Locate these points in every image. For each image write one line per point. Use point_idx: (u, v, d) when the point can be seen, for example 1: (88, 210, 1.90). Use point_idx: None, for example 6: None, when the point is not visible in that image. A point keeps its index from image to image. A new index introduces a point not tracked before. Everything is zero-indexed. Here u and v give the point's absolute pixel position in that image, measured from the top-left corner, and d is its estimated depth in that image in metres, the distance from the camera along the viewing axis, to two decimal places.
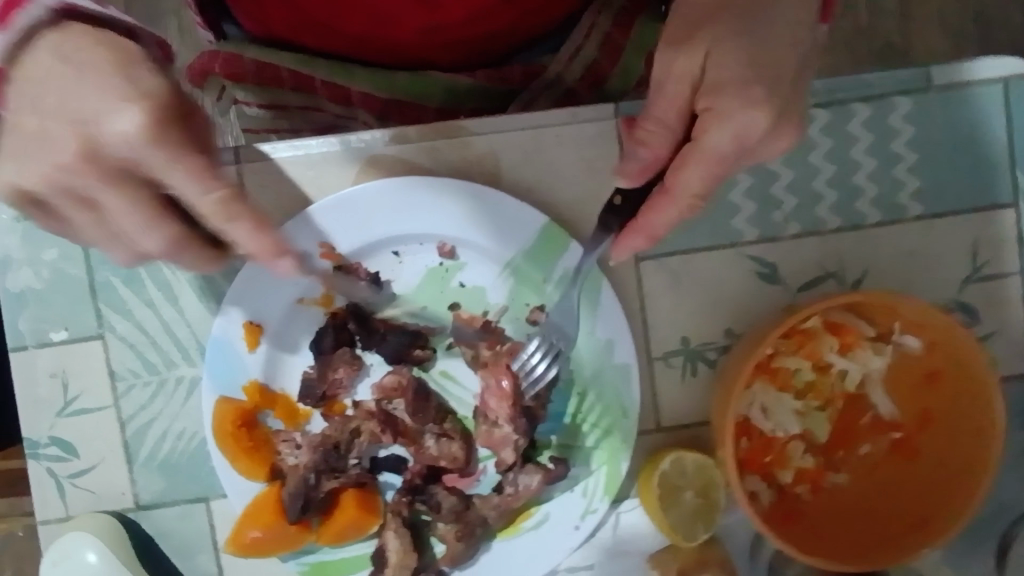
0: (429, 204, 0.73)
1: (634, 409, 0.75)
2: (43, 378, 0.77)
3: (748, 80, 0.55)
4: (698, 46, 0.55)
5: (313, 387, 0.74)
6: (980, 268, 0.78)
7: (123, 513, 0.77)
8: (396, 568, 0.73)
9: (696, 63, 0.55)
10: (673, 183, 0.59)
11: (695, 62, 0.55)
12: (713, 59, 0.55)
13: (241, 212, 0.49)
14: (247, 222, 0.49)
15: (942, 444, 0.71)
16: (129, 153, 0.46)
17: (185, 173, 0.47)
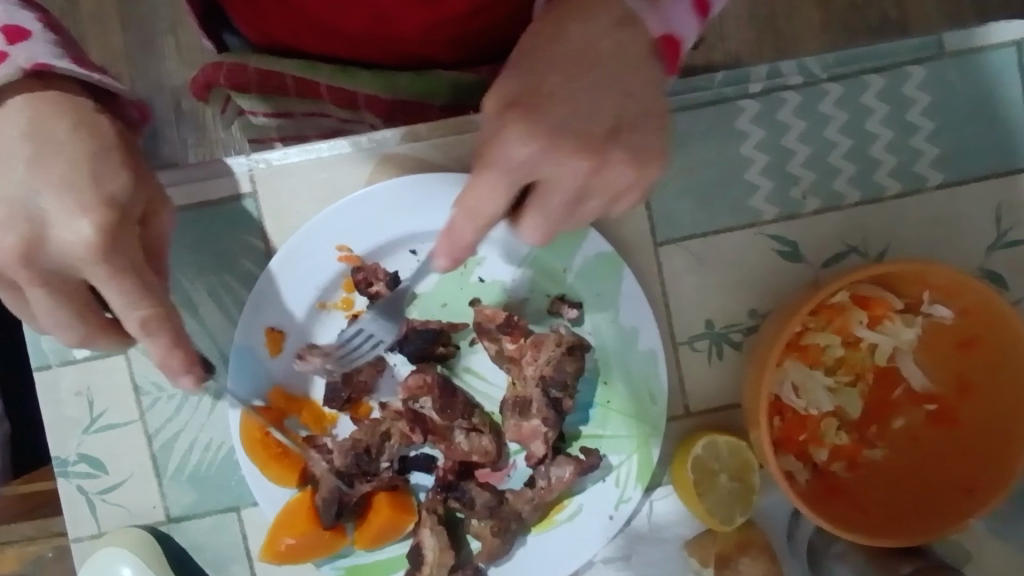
0: (444, 200, 0.73)
1: (663, 396, 0.74)
2: (68, 397, 0.76)
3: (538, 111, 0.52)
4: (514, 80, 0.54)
5: (338, 390, 0.73)
6: (1005, 233, 0.77)
7: (155, 526, 0.77)
8: (434, 566, 0.72)
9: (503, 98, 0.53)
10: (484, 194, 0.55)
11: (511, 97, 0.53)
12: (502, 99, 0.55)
13: (164, 327, 0.53)
14: (166, 336, 0.54)
15: (982, 412, 0.69)
16: (75, 258, 0.49)
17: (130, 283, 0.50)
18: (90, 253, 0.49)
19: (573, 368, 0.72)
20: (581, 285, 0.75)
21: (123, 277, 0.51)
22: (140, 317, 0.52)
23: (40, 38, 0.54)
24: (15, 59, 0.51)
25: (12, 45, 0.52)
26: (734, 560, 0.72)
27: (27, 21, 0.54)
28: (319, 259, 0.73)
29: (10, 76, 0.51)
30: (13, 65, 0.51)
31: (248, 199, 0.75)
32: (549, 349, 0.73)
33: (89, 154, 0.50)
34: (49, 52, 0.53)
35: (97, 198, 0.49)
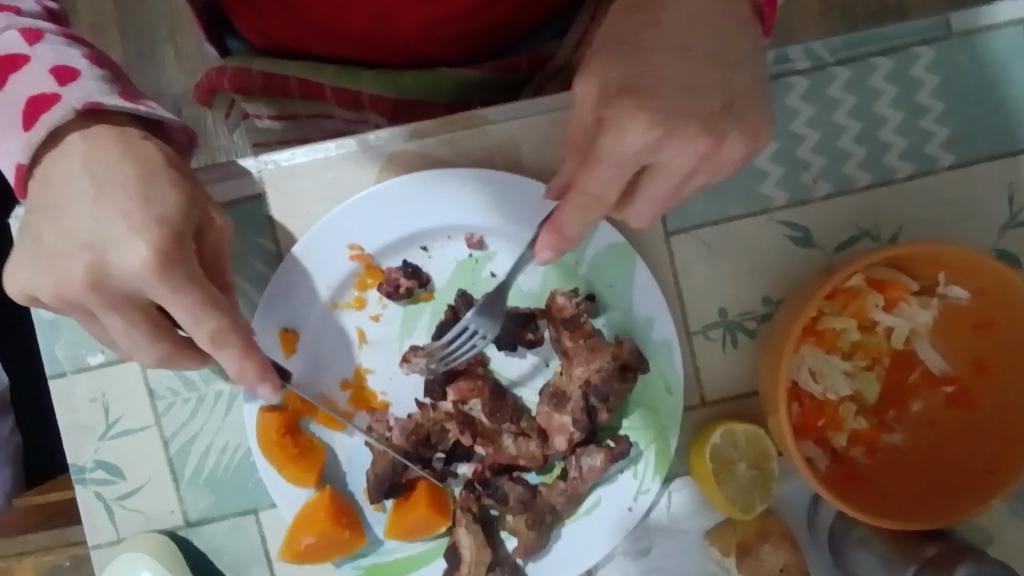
0: (454, 196, 0.72)
1: (679, 385, 0.74)
2: (83, 404, 0.76)
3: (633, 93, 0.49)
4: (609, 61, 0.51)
5: (439, 383, 0.74)
6: (1019, 213, 0.76)
7: (173, 531, 0.77)
8: (471, 565, 0.72)
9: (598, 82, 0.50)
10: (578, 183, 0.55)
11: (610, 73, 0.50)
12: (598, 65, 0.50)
13: (233, 338, 0.57)
14: (236, 347, 0.58)
15: (1001, 392, 0.69)
16: (134, 279, 0.52)
17: (187, 306, 0.54)
18: (149, 272, 0.52)
19: (619, 385, 0.72)
20: (596, 277, 0.74)
21: (187, 292, 0.54)
22: (211, 330, 0.56)
23: (88, 75, 0.59)
24: (68, 99, 0.57)
25: (64, 85, 0.58)
26: (755, 547, 0.72)
27: (74, 58, 0.60)
28: (332, 256, 0.73)
29: (65, 115, 0.56)
30: (67, 106, 0.56)
31: (258, 200, 0.75)
32: (601, 359, 0.71)
33: (140, 178, 0.55)
34: (100, 89, 0.59)
35: (149, 218, 0.53)
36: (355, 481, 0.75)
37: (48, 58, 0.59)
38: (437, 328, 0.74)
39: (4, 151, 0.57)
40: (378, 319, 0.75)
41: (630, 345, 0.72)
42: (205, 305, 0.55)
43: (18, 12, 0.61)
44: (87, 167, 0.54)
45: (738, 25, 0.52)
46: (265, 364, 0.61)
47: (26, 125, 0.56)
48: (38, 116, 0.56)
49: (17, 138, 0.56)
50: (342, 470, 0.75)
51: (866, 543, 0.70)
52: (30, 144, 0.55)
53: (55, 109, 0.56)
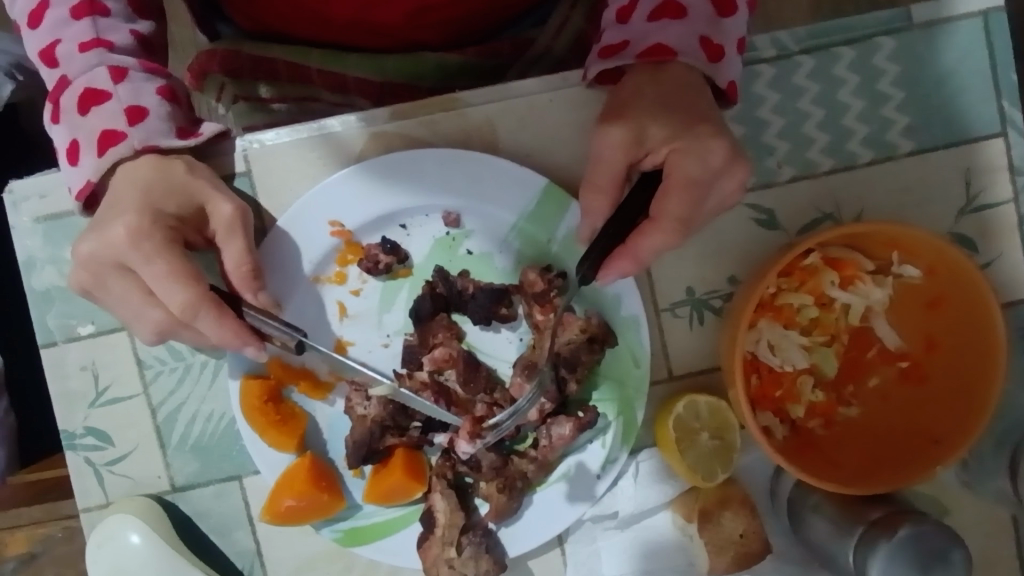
0: (431, 175, 0.75)
1: (645, 358, 0.77)
2: (74, 372, 0.79)
3: (685, 129, 0.64)
4: (633, 118, 0.65)
5: (415, 353, 0.77)
6: (976, 198, 0.80)
7: (160, 495, 0.81)
8: (445, 527, 0.76)
9: (630, 130, 0.65)
10: (657, 210, 0.64)
11: (638, 126, 0.65)
12: (640, 122, 0.65)
13: (198, 312, 0.65)
14: (206, 315, 0.66)
15: (950, 366, 0.72)
16: (120, 251, 0.66)
17: (157, 275, 0.65)
18: (126, 243, 0.65)
19: (588, 356, 0.75)
20: (568, 255, 0.77)
21: (157, 262, 0.66)
22: (181, 302, 0.65)
23: (155, 115, 0.70)
24: (131, 140, 0.68)
25: (132, 126, 0.69)
26: (715, 514, 0.77)
27: (146, 97, 0.70)
28: (312, 231, 0.76)
29: (126, 153, 0.68)
30: (129, 145, 0.68)
31: (241, 177, 0.78)
32: (571, 331, 0.75)
33: (163, 184, 0.68)
34: (160, 131, 0.70)
35: (136, 205, 0.66)
36: (336, 449, 0.79)
37: (125, 97, 0.69)
38: (414, 302, 0.77)
39: (76, 165, 0.70)
40: (358, 294, 0.78)
41: (598, 320, 0.75)
42: (174, 279, 0.65)
43: (110, 45, 0.70)
44: (123, 175, 0.68)
45: (700, 78, 0.66)
46: (241, 328, 0.67)
47: (97, 153, 0.68)
48: (107, 149, 0.68)
49: (89, 159, 0.69)
50: (324, 438, 0.79)
51: (818, 509, 0.73)
52: (97, 169, 0.69)
53: (119, 146, 0.68)
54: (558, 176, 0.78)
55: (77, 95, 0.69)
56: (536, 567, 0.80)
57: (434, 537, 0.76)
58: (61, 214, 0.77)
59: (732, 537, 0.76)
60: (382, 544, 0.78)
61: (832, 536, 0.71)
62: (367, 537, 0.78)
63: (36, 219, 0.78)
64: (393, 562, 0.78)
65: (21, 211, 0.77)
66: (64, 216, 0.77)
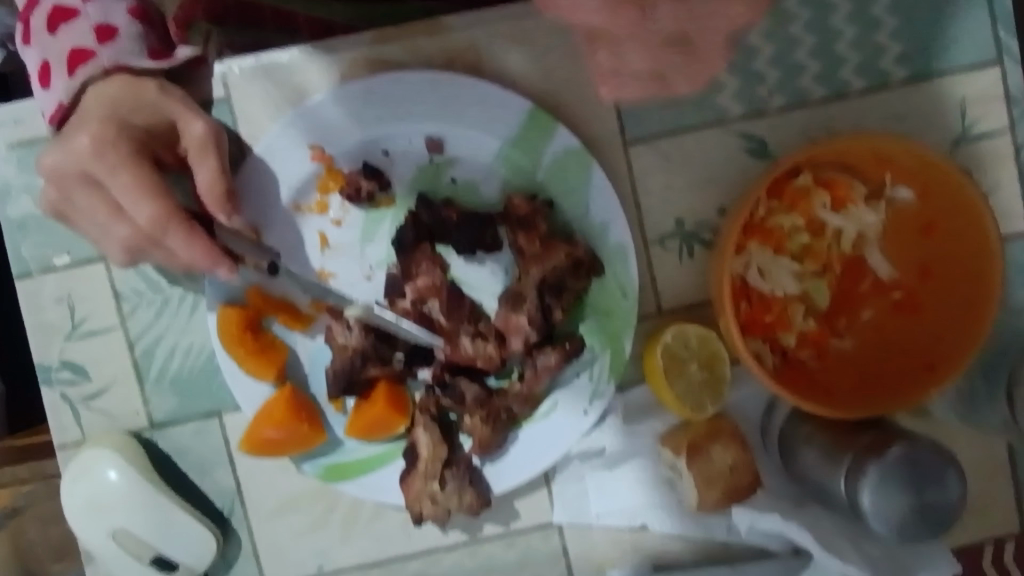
0: (415, 98, 0.74)
1: (633, 289, 0.75)
2: (50, 304, 0.78)
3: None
4: None
5: (399, 284, 0.76)
6: (971, 128, 0.78)
7: (139, 432, 0.79)
8: (428, 461, 0.74)
9: None
10: None
11: None
12: None
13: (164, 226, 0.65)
14: (178, 232, 0.65)
15: (944, 293, 0.71)
16: (89, 162, 0.65)
17: (125, 189, 0.65)
18: (88, 153, 0.65)
19: (574, 281, 0.74)
20: (554, 182, 0.75)
21: (124, 175, 0.66)
22: (150, 217, 0.65)
23: (125, 35, 0.68)
24: (101, 59, 0.67)
25: (102, 44, 0.67)
26: (705, 447, 0.73)
27: (116, 16, 0.68)
28: (292, 156, 0.74)
29: (95, 73, 0.67)
30: (98, 65, 0.67)
31: (221, 104, 0.77)
32: (556, 259, 0.73)
33: (132, 100, 0.67)
34: (132, 51, 0.69)
35: (103, 120, 0.66)
36: (317, 384, 0.77)
37: (94, 15, 0.67)
38: (397, 231, 0.76)
39: (47, 88, 0.68)
40: (340, 225, 0.77)
41: (584, 246, 0.74)
42: (142, 195, 0.65)
43: None
44: (94, 93, 0.67)
45: None
46: (212, 249, 0.66)
47: (68, 73, 0.67)
48: (77, 69, 0.67)
49: (59, 81, 0.67)
50: (305, 371, 0.77)
51: (809, 439, 0.71)
52: (69, 91, 0.67)
53: (89, 66, 0.67)
54: (544, 105, 0.77)
55: (46, 15, 0.67)
56: (523, 508, 0.79)
57: (417, 471, 0.75)
58: (36, 140, 0.76)
59: (722, 470, 0.73)
60: (365, 480, 0.76)
61: (822, 466, 0.68)
62: (349, 473, 0.76)
63: (10, 147, 0.76)
64: (378, 499, 0.76)
65: None
66: (39, 143, 0.76)
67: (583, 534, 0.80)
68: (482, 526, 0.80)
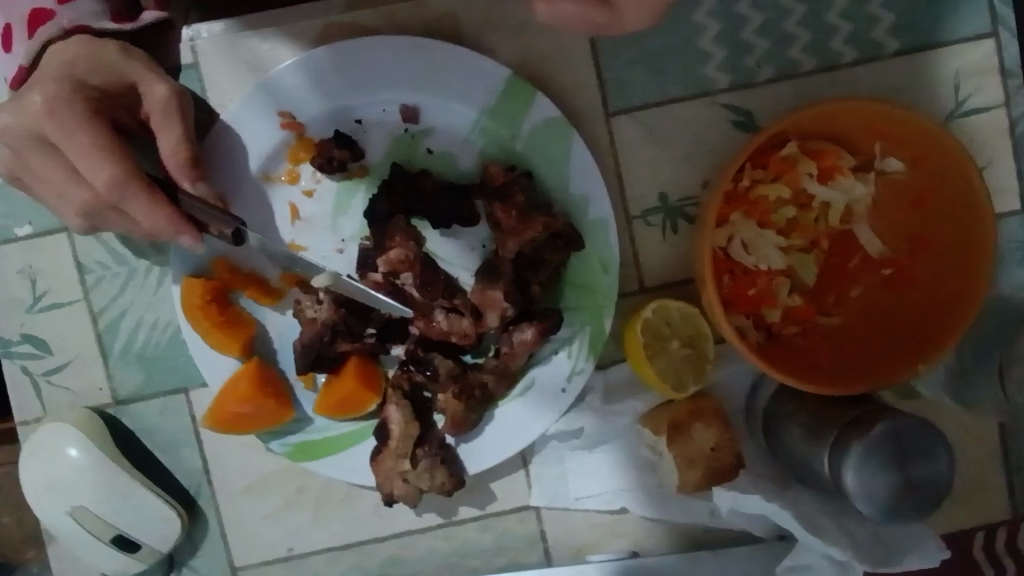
0: (388, 64, 0.71)
1: (615, 264, 0.72)
2: (11, 276, 0.75)
3: None
4: None
5: (371, 257, 0.73)
6: (965, 101, 0.76)
7: (103, 408, 0.77)
8: (400, 440, 0.72)
9: None
10: None
11: None
12: None
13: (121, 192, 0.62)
14: (139, 192, 0.61)
15: (934, 269, 0.68)
16: (45, 123, 0.63)
17: (81, 153, 0.62)
18: (43, 112, 0.62)
19: (551, 254, 0.71)
20: (532, 153, 0.73)
21: (81, 136, 0.63)
22: (107, 178, 0.61)
23: None
24: (61, 19, 0.64)
25: (61, 4, 0.64)
26: (686, 425, 0.71)
27: None
28: (261, 124, 0.72)
29: (55, 34, 0.64)
30: (58, 26, 0.64)
31: (190, 70, 0.74)
32: (534, 232, 0.70)
33: (90, 60, 0.64)
34: (93, 12, 0.66)
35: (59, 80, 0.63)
36: (287, 360, 0.74)
37: None
38: (369, 203, 0.73)
39: (9, 52, 0.66)
40: (312, 196, 0.74)
41: (563, 218, 0.71)
42: (100, 154, 0.62)
43: None
44: (52, 54, 0.64)
45: None
46: (175, 216, 0.62)
47: (27, 35, 0.64)
48: (36, 31, 0.64)
49: (20, 43, 0.65)
50: (274, 347, 0.74)
51: (793, 418, 0.69)
52: (28, 54, 0.65)
53: (48, 27, 0.64)
54: (524, 73, 0.75)
55: None
56: (500, 489, 0.77)
57: (388, 450, 0.72)
58: None
59: (703, 450, 0.71)
60: (335, 459, 0.74)
61: (805, 444, 0.66)
62: (318, 452, 0.74)
63: None
64: (349, 480, 0.74)
65: None
66: None
67: (561, 517, 0.77)
68: (457, 508, 0.77)
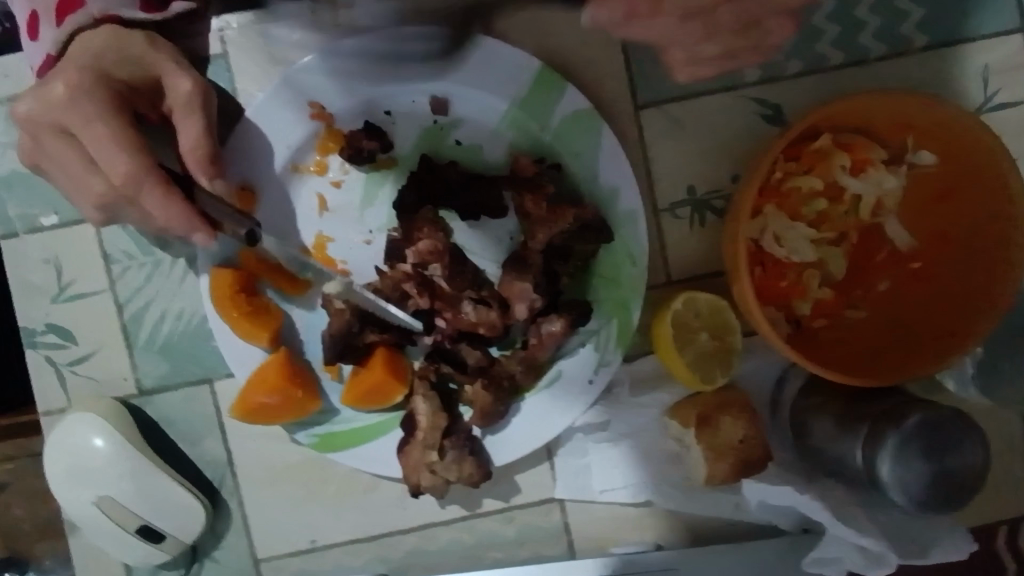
0: (419, 55, 0.71)
1: (642, 257, 0.72)
2: (36, 265, 0.75)
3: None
4: None
5: (399, 248, 0.72)
6: (991, 97, 0.76)
7: (127, 399, 0.76)
8: (427, 431, 0.71)
9: None
10: None
11: None
12: None
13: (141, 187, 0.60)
14: (154, 188, 0.61)
15: (965, 263, 0.68)
16: (65, 112, 0.61)
17: (100, 143, 0.61)
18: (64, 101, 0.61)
19: (582, 246, 0.71)
20: (561, 145, 0.72)
21: (98, 126, 0.61)
22: (124, 170, 0.60)
23: None
24: (90, 8, 0.64)
25: None
26: (713, 418, 0.70)
27: None
28: (289, 114, 0.71)
29: (85, 21, 0.64)
30: (87, 14, 0.64)
31: (218, 61, 0.74)
32: (564, 222, 0.69)
33: (116, 52, 0.64)
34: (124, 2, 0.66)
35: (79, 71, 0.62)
36: (312, 350, 0.74)
37: None
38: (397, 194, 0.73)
39: (36, 39, 0.66)
40: (339, 187, 0.74)
41: (594, 209, 0.71)
42: (118, 146, 0.61)
43: None
44: (80, 43, 0.64)
45: None
46: (189, 210, 0.60)
47: (56, 23, 0.64)
48: (65, 18, 0.64)
49: (48, 30, 0.64)
50: (301, 338, 0.74)
51: (822, 411, 0.69)
52: (56, 42, 0.64)
53: (77, 14, 0.64)
54: (552, 65, 0.74)
55: None
56: (524, 482, 0.77)
57: (415, 441, 0.72)
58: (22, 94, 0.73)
59: (731, 443, 0.70)
60: (360, 450, 0.73)
61: (835, 437, 0.66)
62: (343, 444, 0.73)
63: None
64: (374, 471, 0.74)
65: None
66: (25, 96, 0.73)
67: (584, 510, 0.77)
68: (481, 500, 0.77)
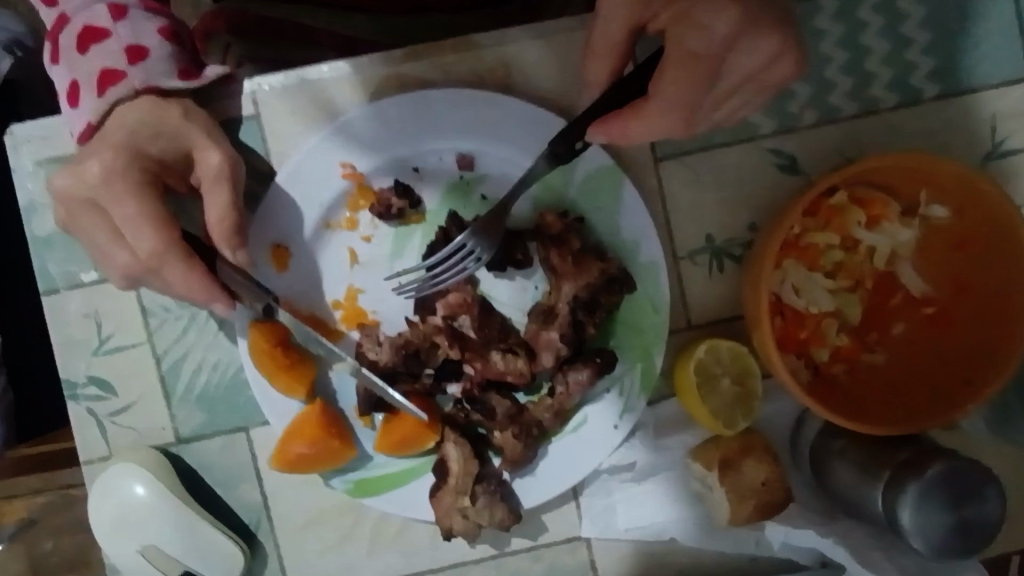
0: (447, 116, 0.73)
1: (665, 306, 0.75)
2: (77, 320, 0.77)
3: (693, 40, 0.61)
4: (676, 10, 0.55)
5: (429, 300, 0.75)
6: (1000, 143, 0.78)
7: (166, 447, 0.79)
8: (459, 476, 0.74)
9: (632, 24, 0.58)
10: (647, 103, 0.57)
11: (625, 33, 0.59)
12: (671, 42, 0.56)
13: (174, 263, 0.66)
14: (176, 261, 0.66)
15: (978, 311, 0.70)
16: (109, 188, 0.65)
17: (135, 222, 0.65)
18: (107, 177, 0.65)
19: (607, 297, 0.74)
20: (584, 198, 0.75)
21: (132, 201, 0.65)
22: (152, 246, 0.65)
23: (156, 55, 0.68)
24: (131, 80, 0.66)
25: (132, 65, 0.66)
26: (736, 462, 0.73)
27: (147, 36, 0.68)
28: (322, 174, 0.74)
29: (125, 93, 0.66)
30: (129, 86, 0.66)
31: (251, 121, 0.76)
32: (589, 275, 0.72)
33: (151, 127, 0.66)
34: (162, 72, 0.68)
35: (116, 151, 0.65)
36: (345, 399, 0.77)
37: (125, 36, 0.67)
38: (427, 248, 0.75)
39: (76, 108, 0.68)
40: (370, 241, 0.76)
41: (617, 263, 0.74)
42: (144, 223, 0.65)
43: None
44: (119, 117, 0.66)
45: None
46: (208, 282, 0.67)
47: (96, 94, 0.66)
48: (106, 89, 0.66)
49: (89, 100, 0.67)
50: (334, 388, 0.77)
51: (843, 454, 0.71)
52: (97, 111, 0.66)
53: (118, 87, 0.66)
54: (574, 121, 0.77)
55: (76, 34, 0.67)
56: (552, 521, 0.79)
57: (447, 486, 0.74)
58: (61, 156, 0.75)
59: (754, 486, 0.73)
60: (393, 494, 0.76)
61: (856, 481, 0.68)
62: (377, 488, 0.76)
63: (38, 163, 0.75)
64: (407, 514, 0.76)
65: (21, 153, 0.75)
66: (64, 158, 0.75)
67: (611, 547, 0.79)
68: (510, 539, 0.79)
